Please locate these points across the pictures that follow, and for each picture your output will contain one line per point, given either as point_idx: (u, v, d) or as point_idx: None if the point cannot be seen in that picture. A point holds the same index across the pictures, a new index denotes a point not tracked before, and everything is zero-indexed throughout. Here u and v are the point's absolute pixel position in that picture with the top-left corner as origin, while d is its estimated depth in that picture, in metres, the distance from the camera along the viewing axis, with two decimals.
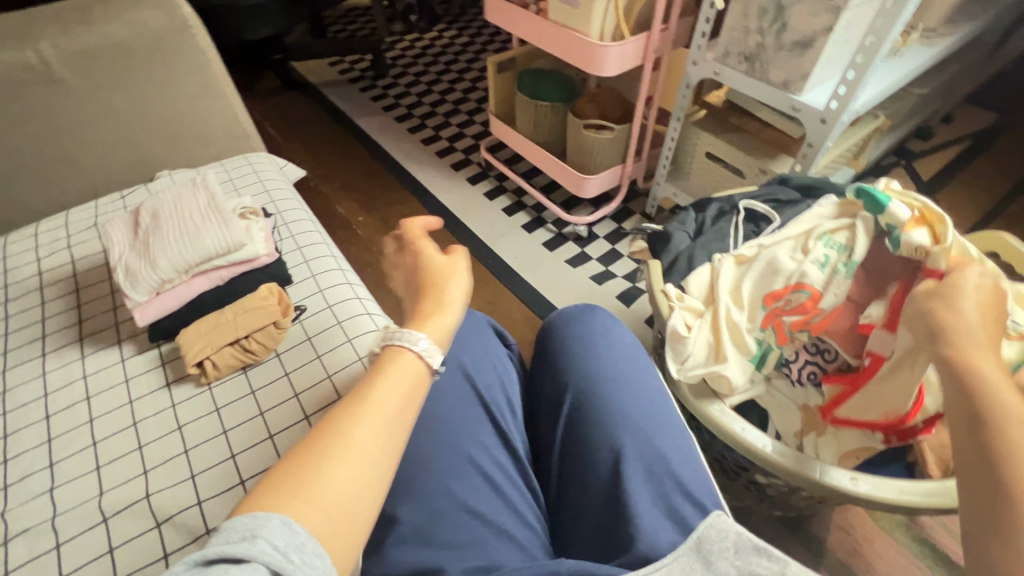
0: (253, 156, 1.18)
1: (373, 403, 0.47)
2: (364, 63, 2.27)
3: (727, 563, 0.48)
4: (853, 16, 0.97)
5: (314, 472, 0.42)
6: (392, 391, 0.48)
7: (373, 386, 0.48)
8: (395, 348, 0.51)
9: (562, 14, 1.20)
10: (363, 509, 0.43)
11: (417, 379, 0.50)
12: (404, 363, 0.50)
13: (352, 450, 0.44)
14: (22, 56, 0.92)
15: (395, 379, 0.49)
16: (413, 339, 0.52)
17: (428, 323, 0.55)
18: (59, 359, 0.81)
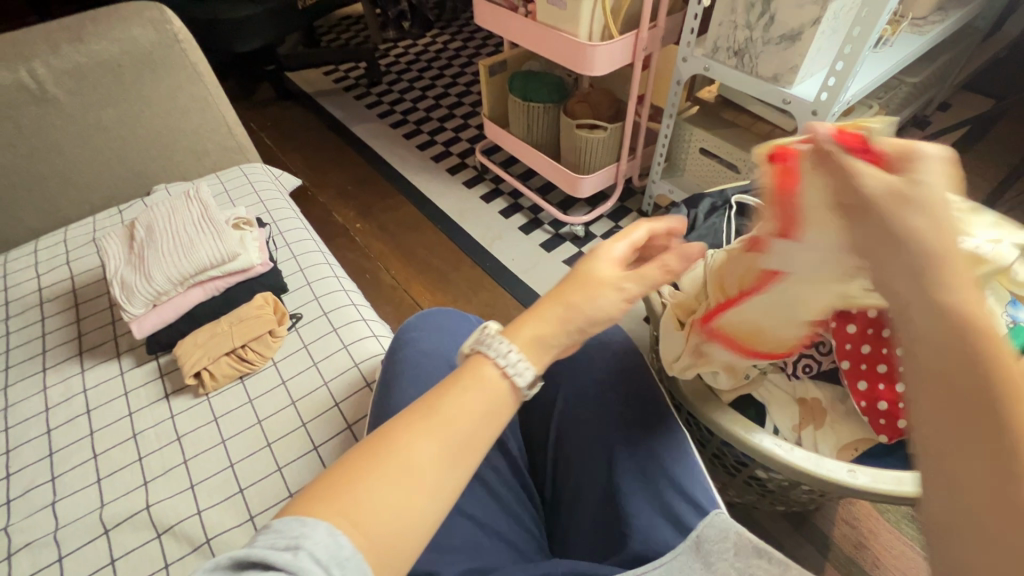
0: (248, 167, 1.19)
1: (442, 423, 0.41)
2: (358, 71, 2.28)
3: (726, 564, 0.48)
4: (840, 7, 0.97)
5: (369, 485, 0.39)
6: (465, 413, 0.42)
7: (445, 400, 0.42)
8: (479, 358, 0.44)
9: (550, 15, 1.21)
10: (414, 538, 0.39)
11: (498, 397, 0.43)
12: (485, 379, 0.43)
13: (410, 470, 0.39)
14: (15, 77, 0.93)
15: (474, 396, 0.42)
16: (502, 350, 0.44)
17: (527, 327, 0.45)
18: (59, 374, 0.82)
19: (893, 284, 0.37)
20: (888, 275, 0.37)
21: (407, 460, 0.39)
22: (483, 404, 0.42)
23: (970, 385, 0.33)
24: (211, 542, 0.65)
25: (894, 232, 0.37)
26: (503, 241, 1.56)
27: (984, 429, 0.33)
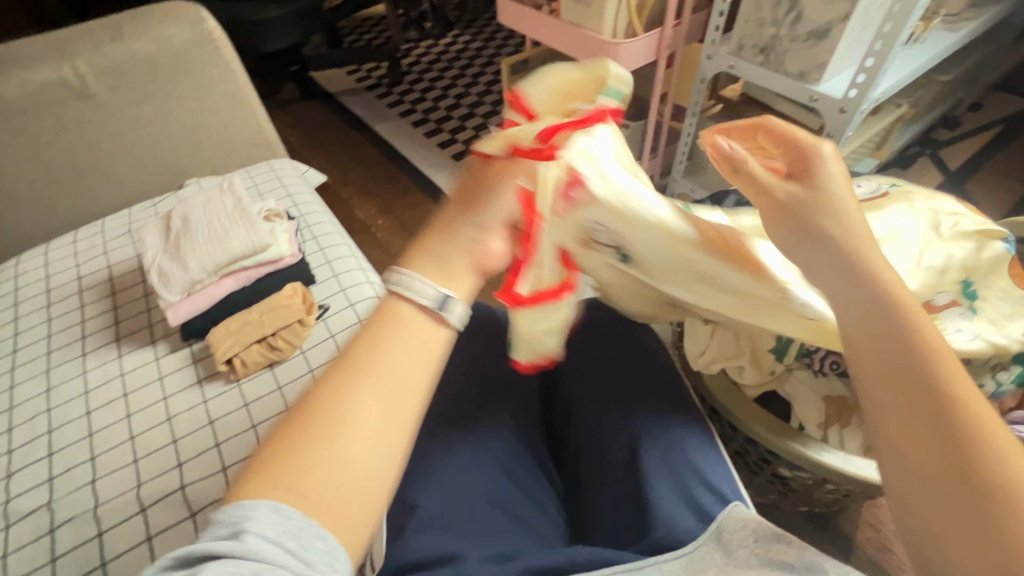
0: (276, 162, 1.21)
1: (373, 374, 0.41)
2: (380, 71, 2.31)
3: (747, 552, 0.48)
4: (871, 3, 0.96)
5: (308, 457, 0.38)
6: (394, 358, 0.41)
7: (372, 352, 0.42)
8: (394, 302, 0.44)
9: (574, 14, 1.21)
10: (368, 494, 0.39)
11: (428, 336, 0.43)
12: (405, 320, 0.43)
13: (349, 431, 0.39)
14: (58, 74, 0.96)
15: (401, 341, 0.42)
16: (414, 286, 0.43)
17: (430, 257, 0.46)
18: (98, 359, 0.85)
19: (864, 314, 0.44)
20: (850, 299, 0.45)
21: (345, 421, 0.39)
22: (411, 344, 0.42)
23: (934, 402, 0.39)
24: None
25: (848, 266, 0.46)
26: None
27: (955, 437, 0.38)
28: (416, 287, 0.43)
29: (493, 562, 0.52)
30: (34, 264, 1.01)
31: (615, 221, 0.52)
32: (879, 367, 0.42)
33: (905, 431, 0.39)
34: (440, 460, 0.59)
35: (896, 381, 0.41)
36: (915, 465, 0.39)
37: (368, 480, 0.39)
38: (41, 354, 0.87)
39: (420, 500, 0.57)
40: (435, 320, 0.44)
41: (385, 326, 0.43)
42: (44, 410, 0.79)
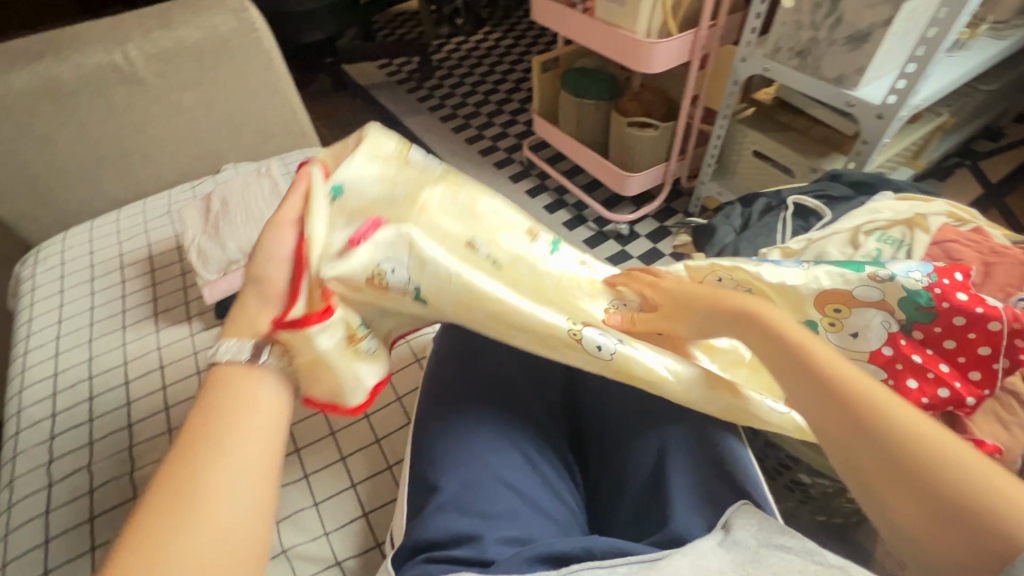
0: (310, 151, 1.24)
1: (217, 435, 0.45)
2: (411, 65, 2.34)
3: (748, 534, 0.47)
4: (915, 8, 0.94)
5: (167, 536, 0.40)
6: (233, 412, 0.47)
7: (210, 418, 0.46)
8: (219, 374, 0.49)
9: (609, 12, 1.21)
10: (235, 545, 0.42)
11: (258, 388, 0.49)
12: (233, 383, 0.48)
13: (202, 493, 0.42)
14: (110, 58, 1.00)
15: (227, 398, 0.47)
16: (228, 352, 0.50)
17: (234, 325, 0.52)
18: (137, 332, 0.89)
19: (800, 391, 0.48)
20: (789, 375, 0.49)
21: (197, 490, 0.42)
22: (236, 391, 0.48)
23: (885, 457, 0.42)
24: None
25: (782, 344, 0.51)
26: None
27: (912, 487, 0.40)
28: (231, 350, 0.50)
29: (508, 545, 0.53)
30: (80, 240, 1.06)
31: (411, 261, 0.57)
32: (801, 397, 0.48)
33: (844, 452, 0.44)
34: (464, 447, 0.61)
35: (817, 405, 0.47)
36: (902, 524, 0.41)
37: (231, 528, 0.42)
38: (84, 325, 0.91)
39: (441, 481, 0.59)
40: (254, 369, 0.49)
41: (212, 394, 0.48)
42: (85, 378, 0.83)
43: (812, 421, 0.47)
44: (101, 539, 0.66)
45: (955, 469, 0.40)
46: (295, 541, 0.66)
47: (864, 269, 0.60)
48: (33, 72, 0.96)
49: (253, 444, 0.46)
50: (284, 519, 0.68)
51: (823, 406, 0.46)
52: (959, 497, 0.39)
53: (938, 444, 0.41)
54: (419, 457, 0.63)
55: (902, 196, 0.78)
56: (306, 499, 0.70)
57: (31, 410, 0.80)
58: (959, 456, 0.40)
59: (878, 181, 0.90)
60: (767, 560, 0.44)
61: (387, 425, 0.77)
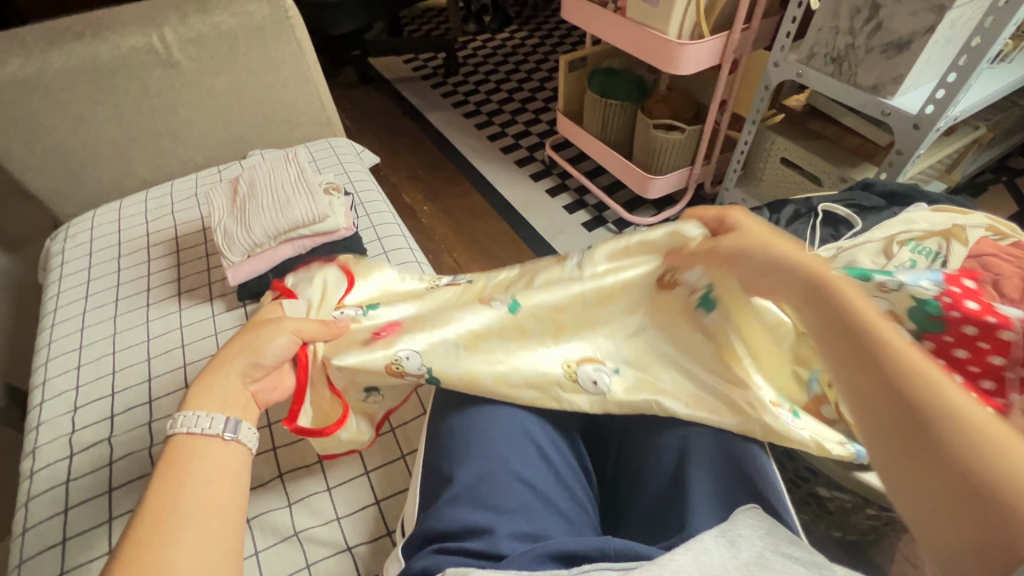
0: (335, 140, 1.25)
1: (194, 499, 0.48)
2: (436, 61, 2.35)
3: (752, 535, 0.47)
4: (958, 16, 0.92)
5: None
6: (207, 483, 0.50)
7: (186, 484, 0.49)
8: (194, 442, 0.52)
9: (640, 12, 1.20)
10: None
11: (229, 461, 0.53)
12: (209, 454, 0.52)
13: (168, 564, 0.43)
14: (147, 41, 1.02)
15: (197, 469, 0.50)
16: (204, 422, 0.53)
17: (205, 396, 0.56)
18: (160, 310, 0.90)
19: (831, 335, 0.47)
20: (824, 321, 0.48)
21: (157, 563, 0.43)
22: (205, 458, 0.52)
23: (905, 408, 0.40)
24: (283, 477, 0.70)
25: (823, 293, 0.50)
26: (565, 235, 1.57)
27: (924, 444, 0.39)
28: (202, 422, 0.53)
29: (521, 540, 0.52)
30: (109, 218, 1.08)
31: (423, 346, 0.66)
32: (830, 342, 0.47)
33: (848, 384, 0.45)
34: (480, 439, 0.61)
35: (829, 342, 0.47)
36: (907, 476, 0.39)
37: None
38: (110, 301, 0.93)
39: (455, 472, 0.58)
40: (227, 443, 0.54)
41: (180, 461, 0.50)
42: (109, 353, 0.85)
43: (823, 357, 0.48)
44: (119, 511, 0.67)
45: (948, 404, 0.39)
46: (306, 524, 0.67)
47: (872, 278, 0.61)
48: (73, 51, 0.98)
49: (218, 515, 0.48)
50: (297, 502, 0.68)
51: (835, 339, 0.47)
52: (946, 441, 0.38)
53: (959, 402, 0.39)
54: (434, 447, 0.63)
55: (938, 207, 0.76)
56: (319, 483, 0.70)
57: (56, 381, 0.82)
58: (972, 411, 0.38)
59: (912, 193, 0.88)
60: (773, 565, 0.44)
61: (402, 414, 0.77)
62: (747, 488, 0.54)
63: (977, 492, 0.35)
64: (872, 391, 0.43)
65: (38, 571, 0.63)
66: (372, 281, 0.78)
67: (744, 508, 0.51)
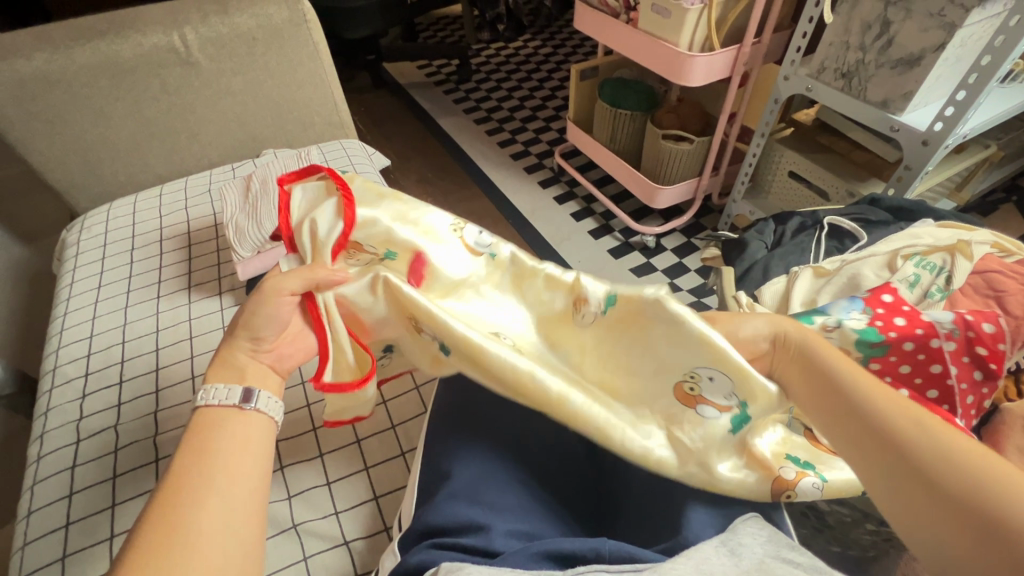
0: (348, 142, 1.27)
1: (217, 463, 0.46)
2: (450, 67, 2.38)
3: (755, 543, 0.48)
4: (969, 34, 0.92)
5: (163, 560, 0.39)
6: (230, 447, 0.48)
7: (209, 450, 0.47)
8: (214, 413, 0.51)
9: (652, 23, 1.21)
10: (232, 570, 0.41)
11: (252, 428, 0.51)
12: (231, 423, 0.51)
13: (190, 529, 0.41)
14: (168, 39, 1.04)
15: (220, 436, 0.49)
16: (222, 393, 0.52)
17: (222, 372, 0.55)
18: (171, 302, 0.92)
19: (836, 419, 0.47)
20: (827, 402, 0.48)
21: (184, 524, 0.41)
22: (227, 426, 0.50)
23: (917, 478, 0.40)
24: (283, 470, 0.71)
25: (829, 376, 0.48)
26: (571, 242, 1.57)
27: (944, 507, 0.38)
28: (220, 393, 0.52)
29: (516, 539, 0.52)
30: (124, 211, 1.10)
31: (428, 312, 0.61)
32: (828, 423, 0.47)
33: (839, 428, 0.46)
34: (480, 438, 0.62)
35: (814, 401, 0.49)
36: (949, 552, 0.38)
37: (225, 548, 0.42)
38: (122, 292, 0.94)
39: (454, 470, 0.59)
40: (244, 411, 0.52)
41: (204, 429, 0.49)
42: (119, 342, 0.86)
43: (834, 441, 0.47)
44: (122, 497, 0.68)
45: (933, 441, 0.41)
46: (305, 517, 0.67)
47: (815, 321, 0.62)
48: (96, 48, 1.01)
49: (241, 480, 0.46)
50: (296, 495, 0.69)
51: (819, 388, 0.49)
52: (954, 484, 0.38)
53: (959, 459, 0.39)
54: (434, 444, 0.64)
55: (944, 223, 0.76)
56: (319, 477, 0.71)
57: (66, 368, 0.83)
58: (971, 461, 0.39)
59: (918, 208, 0.89)
60: (774, 569, 0.44)
61: (403, 412, 0.78)
62: (743, 496, 0.55)
63: (985, 520, 0.36)
64: (882, 469, 0.42)
65: (41, 553, 0.64)
66: (374, 232, 0.69)
67: (746, 518, 0.52)
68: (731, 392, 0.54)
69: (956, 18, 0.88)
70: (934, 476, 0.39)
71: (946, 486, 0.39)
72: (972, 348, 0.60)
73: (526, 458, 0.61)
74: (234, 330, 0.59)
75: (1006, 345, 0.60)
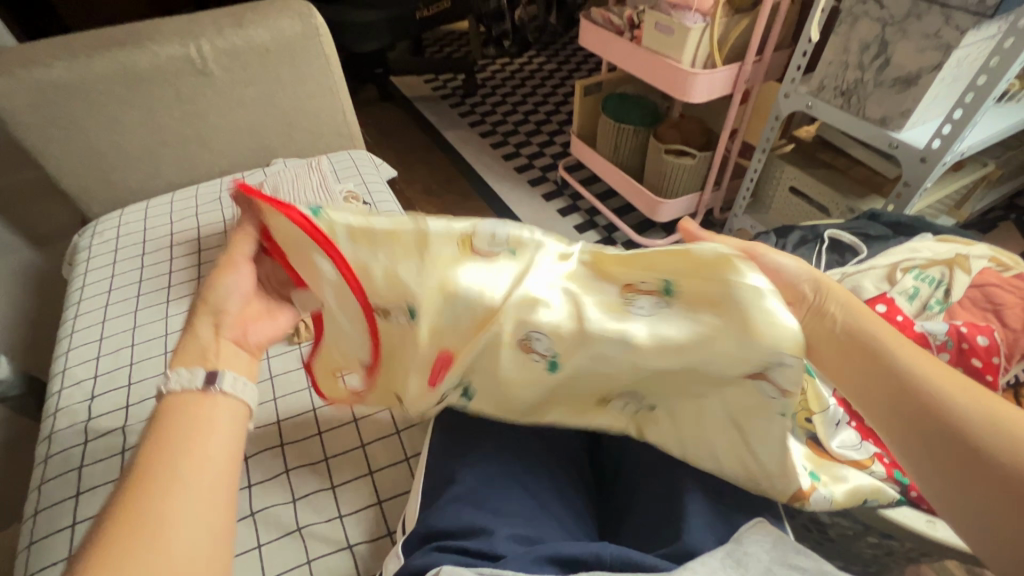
0: (356, 152, 1.30)
1: (186, 450, 0.45)
2: (456, 82, 2.42)
3: (760, 551, 0.49)
4: (964, 55, 0.94)
5: (139, 551, 0.39)
6: (200, 431, 0.47)
7: (177, 434, 0.46)
8: (174, 398, 0.49)
9: (655, 41, 1.24)
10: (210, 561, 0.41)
11: (218, 408, 0.49)
12: (199, 406, 0.49)
13: (155, 521, 0.40)
14: (184, 51, 1.07)
15: (182, 422, 0.47)
16: (183, 377, 0.50)
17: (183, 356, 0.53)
18: (180, 306, 0.93)
19: (869, 389, 0.48)
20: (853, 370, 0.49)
21: (151, 514, 0.41)
22: (190, 408, 0.48)
23: (962, 451, 0.43)
24: (289, 473, 0.72)
25: (855, 340, 0.50)
26: None
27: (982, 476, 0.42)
28: (182, 378, 0.50)
29: (519, 543, 0.53)
30: (135, 217, 1.12)
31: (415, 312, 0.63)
32: (862, 390, 0.48)
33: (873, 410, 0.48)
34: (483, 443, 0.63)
35: (844, 366, 0.50)
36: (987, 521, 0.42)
37: (203, 535, 0.42)
38: (132, 296, 0.96)
39: (459, 474, 0.60)
40: (208, 394, 0.50)
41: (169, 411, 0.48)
42: (129, 345, 0.87)
43: (867, 411, 0.48)
44: None
45: (970, 412, 0.44)
46: (310, 520, 0.68)
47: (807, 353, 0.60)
48: (114, 58, 1.03)
49: (206, 470, 0.45)
50: (301, 498, 0.69)
51: (860, 364, 0.49)
52: (994, 454, 0.42)
53: (997, 430, 0.43)
54: (440, 448, 0.65)
55: (942, 238, 0.78)
56: (324, 481, 0.71)
57: (76, 370, 0.84)
58: (1011, 430, 0.43)
59: (917, 223, 0.90)
60: None
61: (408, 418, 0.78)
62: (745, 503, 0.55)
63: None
64: (920, 440, 0.45)
65: (47, 552, 0.64)
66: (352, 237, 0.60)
67: (751, 523, 0.53)
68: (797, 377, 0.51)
69: (952, 39, 0.91)
70: (974, 448, 0.43)
71: (983, 455, 0.42)
72: (967, 360, 0.62)
73: (530, 464, 0.62)
74: (196, 306, 0.57)
75: (999, 358, 0.62)
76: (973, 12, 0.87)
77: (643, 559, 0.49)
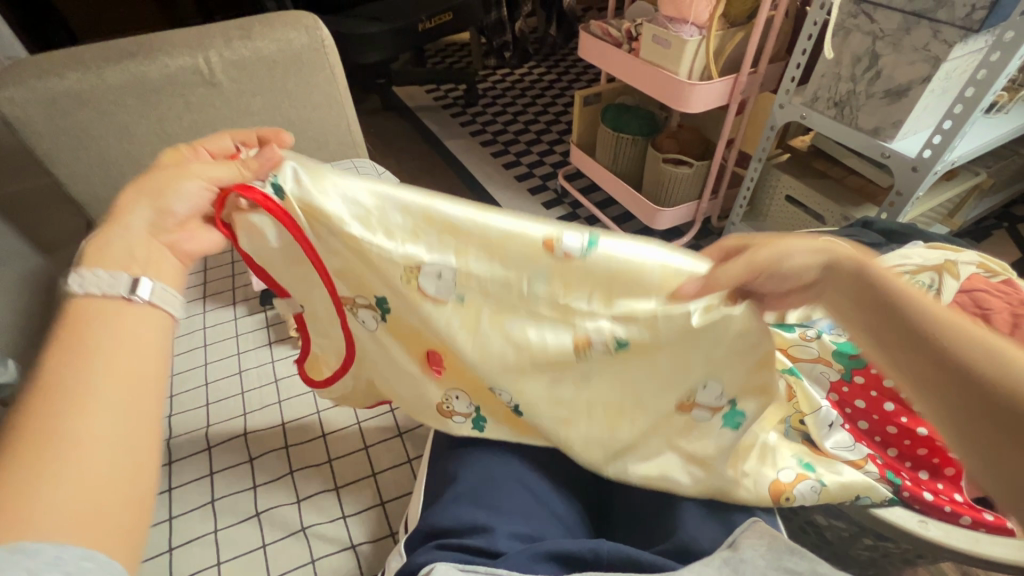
0: (360, 161, 1.32)
1: (118, 365, 0.45)
2: (457, 92, 2.46)
3: (757, 555, 0.50)
4: (953, 68, 0.97)
5: (63, 459, 0.40)
6: (127, 344, 0.47)
7: (100, 342, 0.46)
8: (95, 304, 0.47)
9: (653, 53, 1.27)
10: (131, 478, 0.43)
11: (148, 321, 0.49)
12: (127, 319, 0.48)
13: (75, 432, 0.41)
14: (193, 62, 1.10)
15: (109, 333, 0.46)
16: (98, 279, 0.48)
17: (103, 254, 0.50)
18: (186, 311, 0.95)
19: (896, 342, 0.48)
20: (881, 326, 0.49)
21: (72, 423, 0.41)
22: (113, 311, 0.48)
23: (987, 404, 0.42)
24: (293, 474, 0.73)
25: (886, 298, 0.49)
26: None
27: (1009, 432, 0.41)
28: (104, 282, 0.48)
29: (518, 540, 0.54)
30: None
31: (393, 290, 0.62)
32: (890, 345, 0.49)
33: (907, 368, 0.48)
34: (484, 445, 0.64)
35: (873, 321, 0.50)
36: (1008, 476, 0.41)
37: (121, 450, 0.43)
38: None
39: (460, 474, 0.61)
40: (135, 306, 0.49)
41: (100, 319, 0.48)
42: None
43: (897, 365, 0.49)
44: None
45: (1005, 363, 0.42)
46: (313, 521, 0.69)
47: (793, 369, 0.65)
48: (126, 69, 1.06)
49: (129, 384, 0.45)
50: (305, 499, 0.71)
51: (887, 321, 0.49)
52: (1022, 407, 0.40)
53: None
54: (444, 448, 0.66)
55: (933, 244, 0.79)
56: (328, 482, 0.72)
57: None
58: None
59: (909, 231, 0.92)
60: None
61: (411, 420, 0.80)
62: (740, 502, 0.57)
63: None
64: (944, 395, 0.45)
65: None
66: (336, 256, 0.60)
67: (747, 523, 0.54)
68: (722, 393, 0.55)
69: (940, 52, 0.93)
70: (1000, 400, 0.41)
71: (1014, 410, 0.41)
72: None
73: (529, 464, 0.64)
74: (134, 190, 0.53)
75: None
76: (959, 26, 0.90)
77: (641, 556, 0.50)
